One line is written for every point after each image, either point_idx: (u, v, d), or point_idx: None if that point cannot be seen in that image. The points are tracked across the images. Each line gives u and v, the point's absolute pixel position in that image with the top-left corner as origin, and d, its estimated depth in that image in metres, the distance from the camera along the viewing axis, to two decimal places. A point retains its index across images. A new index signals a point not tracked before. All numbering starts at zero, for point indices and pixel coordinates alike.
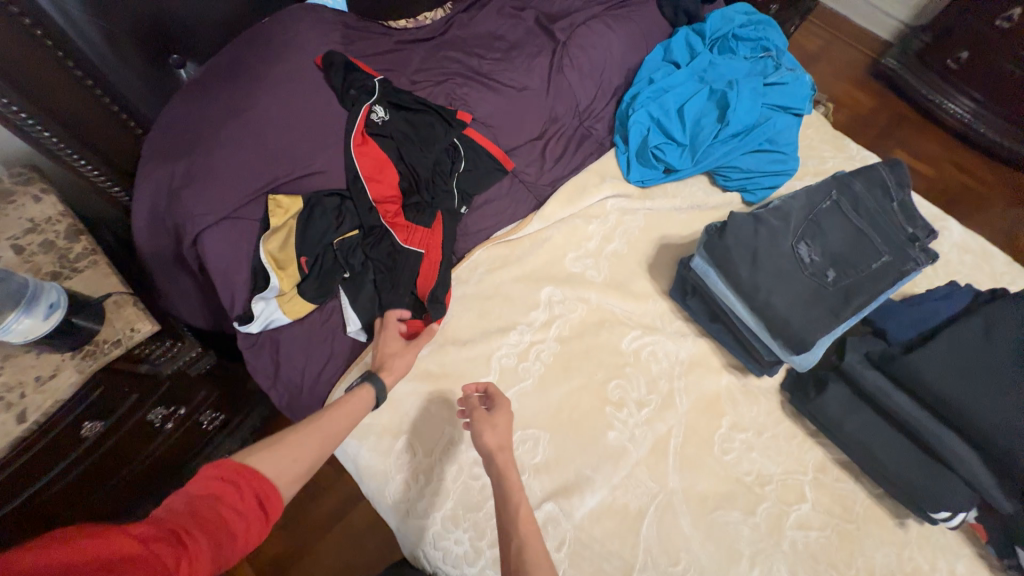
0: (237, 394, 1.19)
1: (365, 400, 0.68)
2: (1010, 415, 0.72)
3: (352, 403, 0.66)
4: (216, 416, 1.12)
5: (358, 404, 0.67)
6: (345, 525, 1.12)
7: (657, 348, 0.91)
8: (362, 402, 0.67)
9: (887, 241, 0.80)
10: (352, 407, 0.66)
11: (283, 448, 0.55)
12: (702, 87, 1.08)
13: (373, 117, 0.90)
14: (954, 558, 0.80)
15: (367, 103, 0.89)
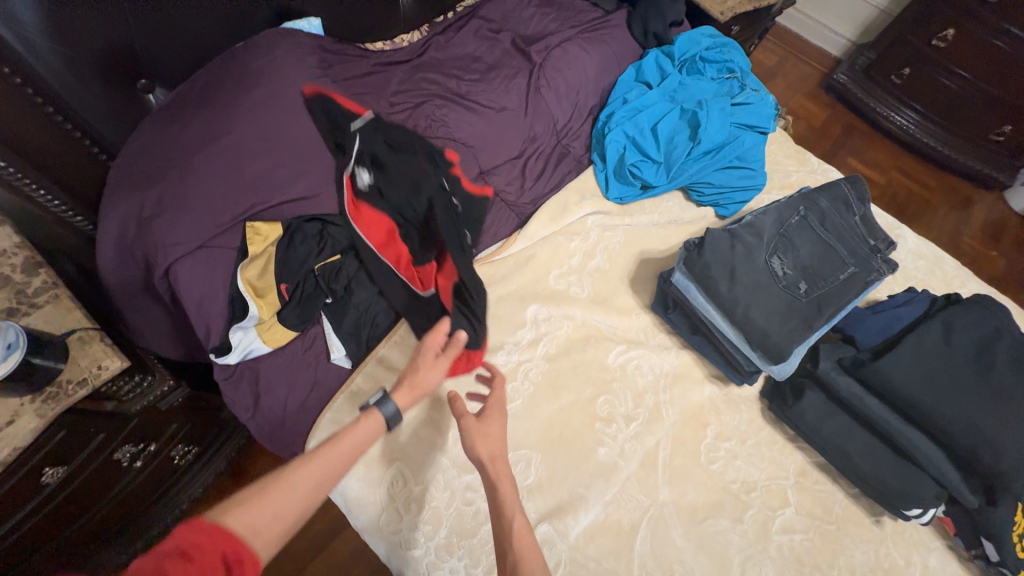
0: (212, 424, 1.14)
1: (377, 426, 0.63)
2: (971, 415, 0.77)
3: (367, 426, 0.62)
4: (189, 449, 1.08)
5: (376, 425, 0.63)
6: (331, 557, 1.08)
7: (643, 362, 0.92)
8: (379, 424, 0.63)
9: (852, 254, 0.85)
10: (365, 436, 0.61)
11: (277, 487, 0.53)
12: (674, 108, 1.12)
13: (358, 182, 0.88)
14: (927, 552, 0.84)
15: (348, 171, 0.87)
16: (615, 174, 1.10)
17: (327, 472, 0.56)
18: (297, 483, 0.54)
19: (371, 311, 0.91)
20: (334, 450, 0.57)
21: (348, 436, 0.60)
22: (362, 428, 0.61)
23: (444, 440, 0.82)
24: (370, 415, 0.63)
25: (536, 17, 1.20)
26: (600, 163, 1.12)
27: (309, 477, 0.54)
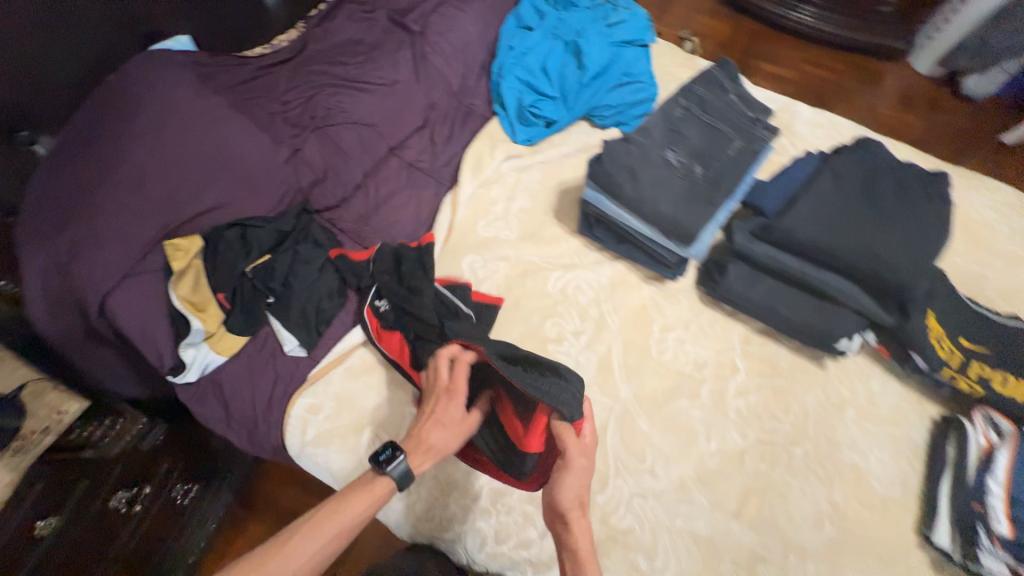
0: (207, 457, 1.13)
1: (387, 488, 0.69)
2: (872, 245, 0.82)
3: (373, 490, 0.68)
4: (190, 487, 1.07)
5: (380, 487, 0.69)
6: None
7: (580, 281, 0.98)
8: (388, 485, 0.69)
9: (736, 129, 0.92)
10: (372, 495, 0.68)
11: (287, 553, 0.63)
12: (557, 43, 1.18)
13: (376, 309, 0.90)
14: (869, 379, 0.92)
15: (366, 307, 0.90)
16: (518, 119, 1.15)
17: (334, 519, 0.65)
18: (303, 545, 0.63)
19: (316, 298, 0.92)
20: (342, 518, 0.65)
21: (353, 496, 0.68)
22: (366, 483, 0.69)
23: (410, 395, 0.85)
24: (381, 479, 0.69)
25: None
26: (503, 112, 1.18)
27: (315, 539, 0.64)
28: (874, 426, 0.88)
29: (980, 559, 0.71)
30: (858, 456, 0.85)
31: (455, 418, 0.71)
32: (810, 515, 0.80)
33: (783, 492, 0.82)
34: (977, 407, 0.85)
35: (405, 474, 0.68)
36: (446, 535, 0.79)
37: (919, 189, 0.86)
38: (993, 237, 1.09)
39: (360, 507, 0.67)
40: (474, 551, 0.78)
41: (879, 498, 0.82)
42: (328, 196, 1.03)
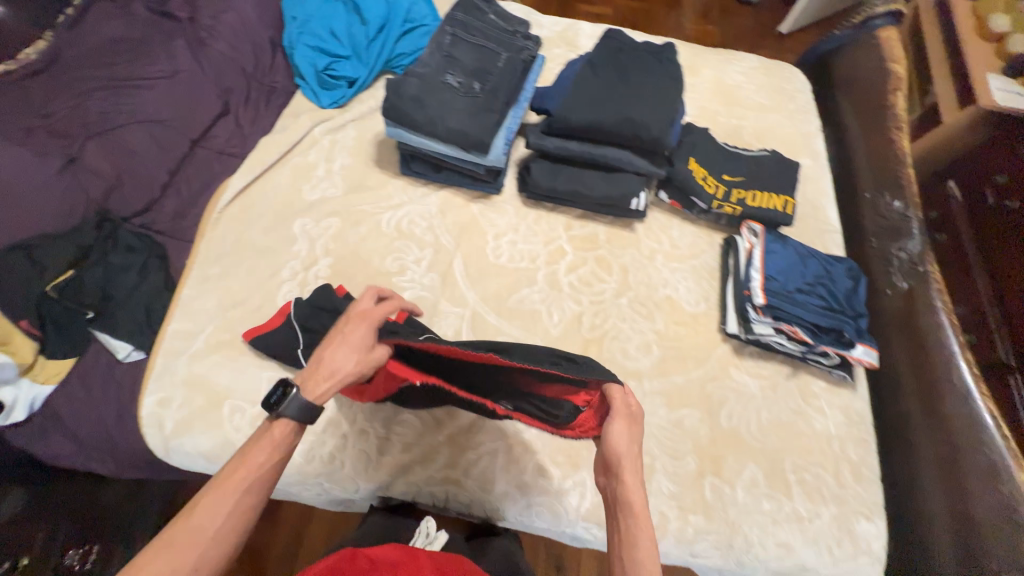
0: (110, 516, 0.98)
1: (292, 429, 0.61)
2: (627, 112, 0.97)
3: (274, 435, 0.59)
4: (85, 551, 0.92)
5: (280, 433, 0.60)
6: None
7: (411, 215, 1.05)
8: (291, 425, 0.60)
9: (501, 44, 1.02)
10: (277, 442, 0.59)
11: (190, 528, 0.51)
12: (336, 5, 1.22)
13: None
14: (669, 229, 1.10)
15: None
16: (321, 86, 1.17)
17: (238, 476, 0.55)
18: (210, 512, 0.52)
19: (145, 302, 0.90)
20: (244, 470, 0.55)
21: (256, 447, 0.58)
22: (270, 434, 0.59)
23: (265, 359, 0.87)
24: (280, 421, 0.60)
25: None
26: (304, 82, 1.18)
27: (221, 499, 0.53)
28: (679, 264, 1.06)
29: (752, 328, 0.92)
30: (671, 290, 1.02)
31: (359, 345, 0.67)
32: (641, 346, 0.95)
33: (617, 335, 0.96)
34: (746, 221, 1.04)
35: (302, 408, 0.60)
36: (328, 470, 0.82)
37: (654, 62, 1.04)
38: (744, 94, 1.34)
39: (264, 457, 0.57)
40: (361, 473, 0.82)
41: (690, 315, 0.99)
42: (130, 201, 0.97)
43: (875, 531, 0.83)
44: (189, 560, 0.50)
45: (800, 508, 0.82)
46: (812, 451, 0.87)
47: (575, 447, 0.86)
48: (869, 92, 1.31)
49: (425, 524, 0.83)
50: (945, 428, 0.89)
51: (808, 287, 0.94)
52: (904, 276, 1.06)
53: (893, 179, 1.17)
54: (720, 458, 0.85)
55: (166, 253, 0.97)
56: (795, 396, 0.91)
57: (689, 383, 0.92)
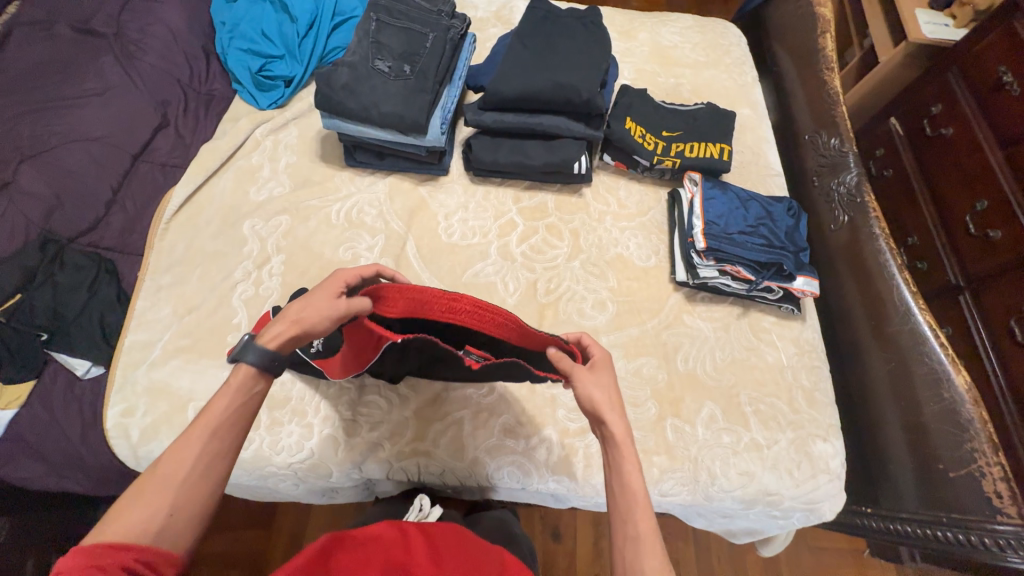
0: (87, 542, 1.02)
1: (255, 375, 0.56)
2: (557, 78, 0.99)
3: (237, 380, 0.55)
4: None
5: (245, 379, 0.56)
6: None
7: (360, 205, 1.06)
8: (254, 371, 0.56)
9: (427, 25, 1.03)
10: (245, 387, 0.55)
11: (163, 472, 0.49)
12: (264, 6, 1.22)
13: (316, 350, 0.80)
14: (616, 189, 1.12)
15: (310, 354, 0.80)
16: (258, 88, 1.17)
17: (209, 419, 0.52)
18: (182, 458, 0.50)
19: (99, 318, 0.91)
20: (212, 413, 0.53)
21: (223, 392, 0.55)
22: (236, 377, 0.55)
23: (225, 359, 0.88)
24: (240, 366, 0.55)
25: None
26: (241, 86, 1.18)
27: (194, 442, 0.51)
28: (628, 223, 1.08)
29: (698, 273, 0.95)
30: (621, 249, 1.05)
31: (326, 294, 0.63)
32: (596, 304, 0.98)
33: (572, 297, 0.99)
34: (687, 173, 1.07)
35: (260, 355, 0.56)
36: (297, 458, 0.83)
37: (580, 28, 1.06)
38: (679, 53, 1.34)
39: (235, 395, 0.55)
40: (331, 457, 0.84)
41: (641, 270, 1.02)
42: (73, 221, 0.96)
43: (831, 450, 0.88)
44: (161, 505, 0.48)
45: (758, 437, 0.87)
46: (766, 383, 0.91)
47: (539, 409, 0.88)
48: (801, 37, 1.34)
49: (419, 499, 0.84)
50: (888, 346, 0.94)
51: (750, 228, 0.98)
52: (845, 209, 1.10)
53: (829, 119, 1.20)
54: (679, 400, 0.89)
55: (117, 267, 0.98)
56: (746, 333, 0.96)
57: (644, 334, 0.95)
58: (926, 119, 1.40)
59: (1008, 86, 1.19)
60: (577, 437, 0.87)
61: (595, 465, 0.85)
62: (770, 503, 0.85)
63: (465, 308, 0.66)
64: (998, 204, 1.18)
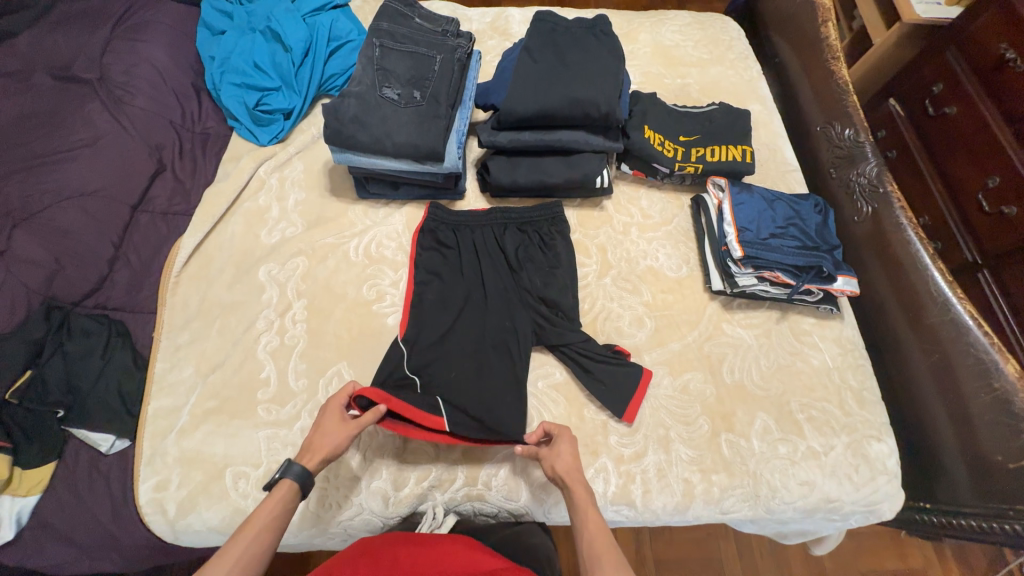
0: None
1: (291, 492, 0.67)
2: (572, 93, 0.95)
3: (279, 495, 0.66)
4: None
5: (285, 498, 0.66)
6: None
7: (378, 238, 1.02)
8: (293, 488, 0.67)
9: (432, 47, 0.99)
10: (282, 502, 0.66)
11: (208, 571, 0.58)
12: (254, 37, 1.17)
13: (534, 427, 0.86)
14: (638, 199, 1.10)
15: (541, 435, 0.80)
16: (257, 124, 1.12)
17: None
18: (229, 561, 0.59)
19: (115, 386, 0.85)
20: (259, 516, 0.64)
21: (260, 513, 0.64)
22: (277, 497, 0.66)
23: (258, 417, 0.84)
24: (283, 483, 0.67)
25: (64, 41, 1.10)
26: (238, 122, 1.13)
27: (230, 560, 0.59)
28: (654, 233, 1.06)
29: (737, 282, 0.94)
30: (651, 260, 1.02)
31: (333, 424, 0.73)
32: (634, 321, 0.96)
33: (608, 316, 0.97)
34: (709, 178, 1.05)
35: (300, 474, 0.68)
36: (346, 514, 0.80)
37: (590, 38, 1.03)
38: (682, 52, 1.32)
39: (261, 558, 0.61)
40: (382, 510, 0.80)
41: (674, 281, 1.00)
42: (77, 283, 0.90)
43: (886, 449, 0.87)
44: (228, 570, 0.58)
45: (814, 444, 0.86)
46: (815, 387, 0.90)
47: (590, 436, 0.86)
48: (801, 27, 1.32)
49: (432, 506, 0.81)
50: (928, 337, 0.93)
51: (781, 230, 0.97)
52: (867, 200, 1.09)
53: (839, 108, 1.19)
54: (730, 414, 0.87)
55: (128, 329, 0.91)
56: (788, 338, 0.94)
57: (686, 347, 0.93)
58: (927, 99, 1.28)
59: (1011, 62, 1.08)
60: (633, 463, 0.84)
61: (654, 490, 0.82)
62: (832, 510, 0.84)
63: (511, 222, 1.02)
64: (1010, 179, 1.07)
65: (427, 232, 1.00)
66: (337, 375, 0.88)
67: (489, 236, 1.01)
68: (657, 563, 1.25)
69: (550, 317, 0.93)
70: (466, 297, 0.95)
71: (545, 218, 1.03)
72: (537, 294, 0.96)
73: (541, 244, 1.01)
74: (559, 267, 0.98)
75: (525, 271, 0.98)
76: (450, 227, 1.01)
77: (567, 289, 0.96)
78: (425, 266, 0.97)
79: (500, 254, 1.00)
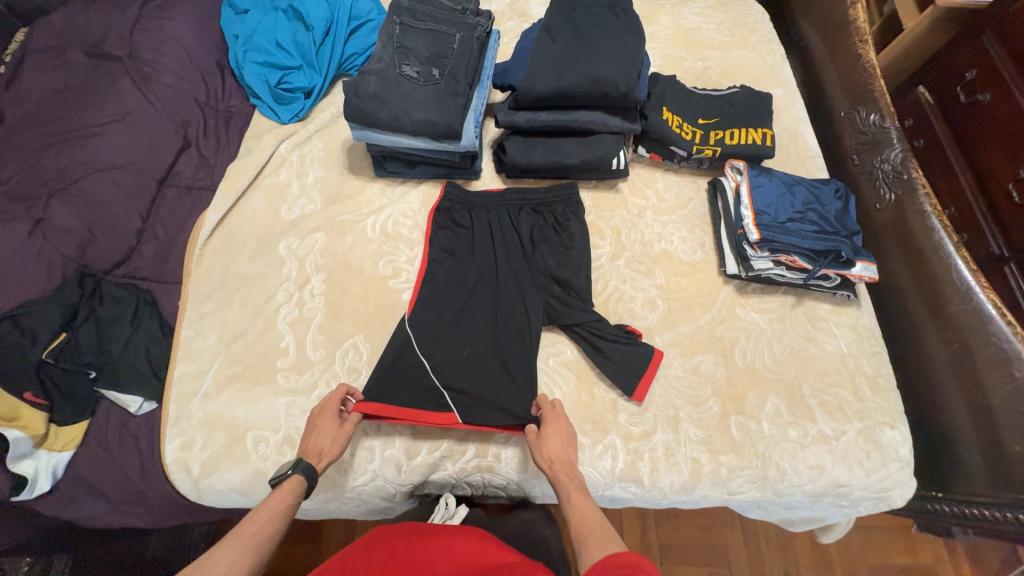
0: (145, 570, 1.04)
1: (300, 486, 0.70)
2: (591, 73, 0.95)
3: (289, 488, 0.70)
4: None
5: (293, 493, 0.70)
6: (325, 545, 1.21)
7: (395, 217, 1.04)
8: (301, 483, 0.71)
9: (452, 25, 0.99)
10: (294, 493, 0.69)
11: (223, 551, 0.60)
12: (277, 16, 1.18)
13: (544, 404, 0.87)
14: (654, 182, 1.09)
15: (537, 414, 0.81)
16: (278, 102, 1.14)
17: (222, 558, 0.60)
18: (244, 541, 0.62)
19: (144, 350, 0.89)
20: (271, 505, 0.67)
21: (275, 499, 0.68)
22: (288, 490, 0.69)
23: (278, 384, 0.87)
24: (292, 479, 0.71)
25: (96, 19, 1.14)
26: (260, 100, 1.15)
27: (244, 540, 0.62)
28: (669, 216, 1.05)
29: (752, 266, 0.94)
30: (666, 244, 1.02)
31: (332, 427, 0.77)
32: (646, 303, 0.96)
33: (621, 297, 0.97)
34: (728, 161, 1.04)
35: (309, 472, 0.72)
36: (360, 480, 0.82)
37: (610, 17, 1.02)
38: (703, 34, 1.30)
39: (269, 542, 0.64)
40: (395, 478, 0.83)
41: (689, 265, 1.00)
42: (108, 253, 0.93)
43: (899, 436, 0.86)
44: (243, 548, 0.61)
45: (825, 429, 0.85)
46: (828, 372, 0.89)
47: (600, 413, 0.87)
48: (829, 9, 1.28)
49: (444, 497, 0.85)
50: (948, 326, 0.92)
51: (799, 215, 0.96)
52: (890, 186, 1.06)
53: (865, 93, 1.16)
54: (741, 396, 0.87)
55: (155, 297, 0.95)
56: (803, 323, 0.94)
57: (699, 330, 0.93)
58: (959, 86, 1.24)
59: None
60: (642, 441, 0.85)
61: (661, 468, 0.83)
62: (841, 495, 0.84)
63: (526, 203, 1.03)
64: None
65: (443, 212, 1.01)
66: (353, 347, 0.90)
67: (504, 216, 1.02)
68: (662, 547, 1.27)
69: (563, 297, 0.94)
70: (480, 275, 0.96)
71: (559, 199, 1.03)
72: (550, 274, 0.96)
73: (555, 225, 1.01)
74: (572, 248, 0.98)
75: (539, 252, 0.98)
76: (466, 207, 1.02)
77: (581, 269, 0.97)
78: (440, 244, 0.99)
79: (514, 235, 1.00)
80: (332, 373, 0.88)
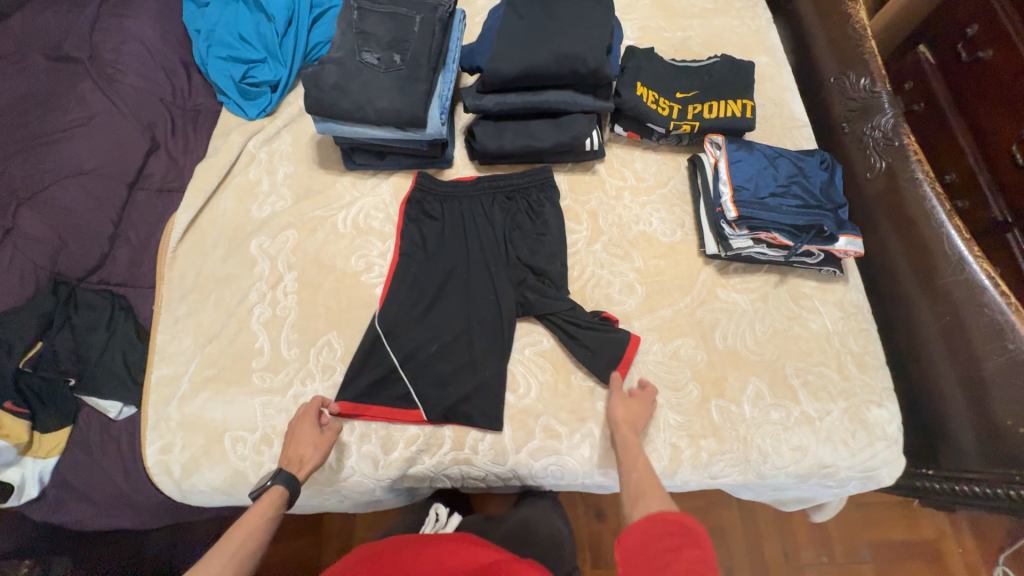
0: None
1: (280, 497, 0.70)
2: (558, 50, 0.91)
3: (270, 498, 0.69)
4: None
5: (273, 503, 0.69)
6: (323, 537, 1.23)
7: (366, 210, 1.02)
8: (284, 492, 0.70)
9: (412, 7, 0.95)
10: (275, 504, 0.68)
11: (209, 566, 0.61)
12: (238, 8, 1.15)
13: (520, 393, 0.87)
14: (632, 162, 1.06)
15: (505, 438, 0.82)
16: (245, 97, 1.11)
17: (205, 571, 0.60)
18: (231, 553, 0.63)
19: (121, 356, 0.89)
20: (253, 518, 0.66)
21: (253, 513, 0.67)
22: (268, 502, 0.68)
23: (253, 384, 0.87)
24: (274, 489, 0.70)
25: (55, 22, 1.11)
26: (226, 97, 1.12)
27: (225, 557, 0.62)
28: (648, 197, 1.02)
29: (731, 245, 0.90)
30: (644, 226, 0.99)
31: (312, 434, 0.77)
32: (624, 288, 0.94)
33: (598, 282, 0.95)
34: (707, 136, 1.00)
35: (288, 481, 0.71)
36: (337, 476, 0.83)
37: None
38: (683, 3, 1.23)
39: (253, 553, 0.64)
40: (373, 473, 0.83)
41: (668, 246, 0.97)
42: (79, 260, 0.93)
43: (887, 415, 0.84)
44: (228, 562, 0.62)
45: (809, 410, 0.83)
46: (813, 352, 0.87)
47: (577, 402, 0.86)
48: None
49: (435, 510, 0.97)
50: (939, 299, 0.88)
51: (782, 189, 0.92)
52: (881, 154, 1.02)
53: (855, 57, 1.10)
54: (721, 379, 0.85)
55: (130, 303, 0.95)
56: (786, 302, 0.91)
57: (678, 313, 0.91)
58: (960, 43, 1.17)
59: None
60: None
61: None
62: (826, 476, 0.82)
63: (499, 190, 1.00)
64: None
65: (414, 203, 0.99)
66: (327, 345, 0.90)
67: (475, 205, 0.99)
68: None
69: (538, 286, 0.92)
70: (452, 267, 0.94)
71: (533, 184, 1.00)
72: (524, 263, 0.94)
73: (530, 212, 0.98)
74: (547, 235, 0.96)
75: (513, 240, 0.96)
76: (438, 197, 1.00)
77: (555, 256, 0.94)
78: (411, 237, 0.97)
79: (487, 224, 0.98)
80: (307, 371, 0.88)
